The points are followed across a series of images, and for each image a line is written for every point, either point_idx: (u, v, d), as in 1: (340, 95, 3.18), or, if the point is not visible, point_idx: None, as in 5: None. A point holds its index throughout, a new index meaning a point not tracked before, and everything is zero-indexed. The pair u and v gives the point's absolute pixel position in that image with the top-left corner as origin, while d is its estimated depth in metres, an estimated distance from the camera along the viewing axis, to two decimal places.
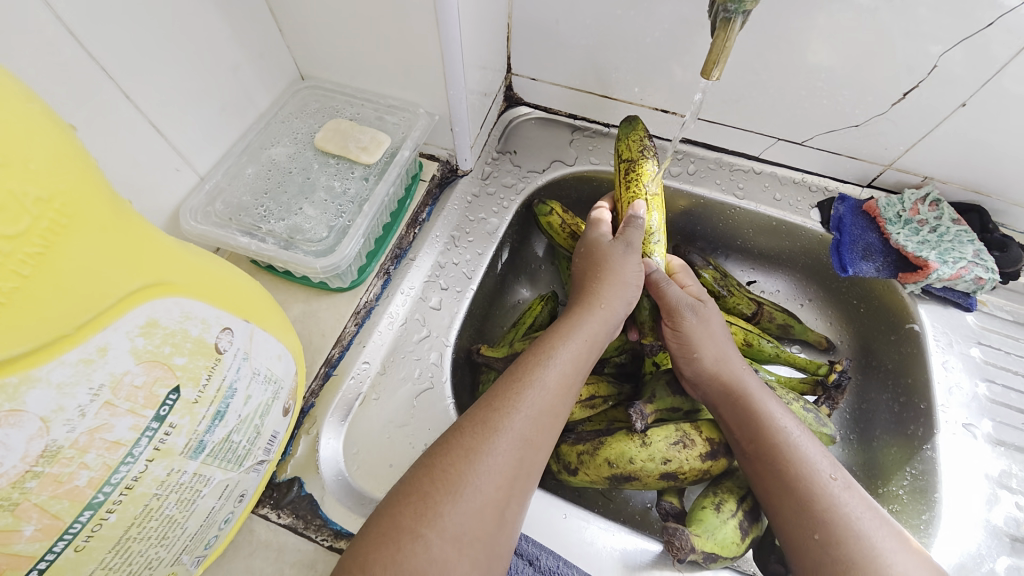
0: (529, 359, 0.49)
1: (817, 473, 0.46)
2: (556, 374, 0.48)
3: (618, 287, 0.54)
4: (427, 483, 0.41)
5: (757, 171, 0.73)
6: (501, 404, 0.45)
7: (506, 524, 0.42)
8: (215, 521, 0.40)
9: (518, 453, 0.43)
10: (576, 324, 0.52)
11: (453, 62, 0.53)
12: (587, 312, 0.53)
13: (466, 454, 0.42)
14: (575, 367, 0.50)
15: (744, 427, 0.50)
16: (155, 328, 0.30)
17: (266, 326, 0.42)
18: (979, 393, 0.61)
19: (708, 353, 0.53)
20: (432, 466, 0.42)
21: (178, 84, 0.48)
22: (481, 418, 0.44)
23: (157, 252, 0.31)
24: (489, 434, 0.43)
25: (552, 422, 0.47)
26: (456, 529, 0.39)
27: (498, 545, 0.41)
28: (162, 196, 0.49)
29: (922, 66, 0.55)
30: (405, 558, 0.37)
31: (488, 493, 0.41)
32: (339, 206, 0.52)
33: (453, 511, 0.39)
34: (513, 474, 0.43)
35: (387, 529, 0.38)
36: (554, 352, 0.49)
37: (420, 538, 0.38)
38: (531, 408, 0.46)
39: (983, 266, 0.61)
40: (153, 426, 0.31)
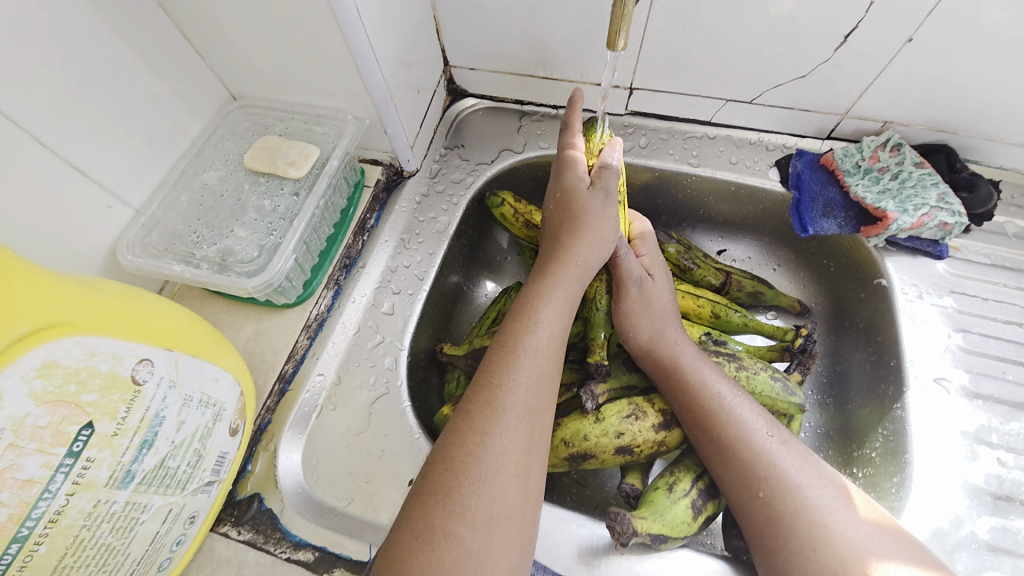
0: (518, 330, 0.48)
1: (753, 435, 0.47)
2: (546, 339, 0.48)
3: (595, 242, 0.53)
4: (450, 478, 0.40)
5: (712, 137, 0.71)
6: (501, 379, 0.45)
7: (531, 498, 0.42)
8: (164, 544, 0.42)
9: (526, 426, 0.43)
10: (558, 283, 0.51)
11: (368, 64, 0.53)
12: (566, 269, 0.52)
13: (477, 438, 0.42)
14: (563, 328, 0.50)
15: (681, 402, 0.50)
16: (54, 368, 0.32)
17: (199, 353, 0.43)
18: (953, 343, 0.58)
19: (643, 331, 0.54)
20: (446, 457, 0.41)
21: (96, 123, 0.49)
22: (484, 397, 0.44)
23: (51, 296, 0.33)
24: (496, 413, 0.43)
25: (551, 385, 0.47)
26: (488, 516, 0.39)
27: (529, 519, 0.42)
28: (95, 234, 0.51)
29: (857, 6, 0.52)
30: (442, 556, 0.37)
31: (511, 473, 0.41)
32: (270, 223, 0.54)
33: (479, 500, 0.39)
34: (529, 447, 0.43)
35: (419, 530, 0.38)
36: (543, 317, 0.49)
37: (452, 534, 0.38)
38: (530, 378, 0.45)
39: (949, 210, 0.59)
40: (68, 461, 0.33)
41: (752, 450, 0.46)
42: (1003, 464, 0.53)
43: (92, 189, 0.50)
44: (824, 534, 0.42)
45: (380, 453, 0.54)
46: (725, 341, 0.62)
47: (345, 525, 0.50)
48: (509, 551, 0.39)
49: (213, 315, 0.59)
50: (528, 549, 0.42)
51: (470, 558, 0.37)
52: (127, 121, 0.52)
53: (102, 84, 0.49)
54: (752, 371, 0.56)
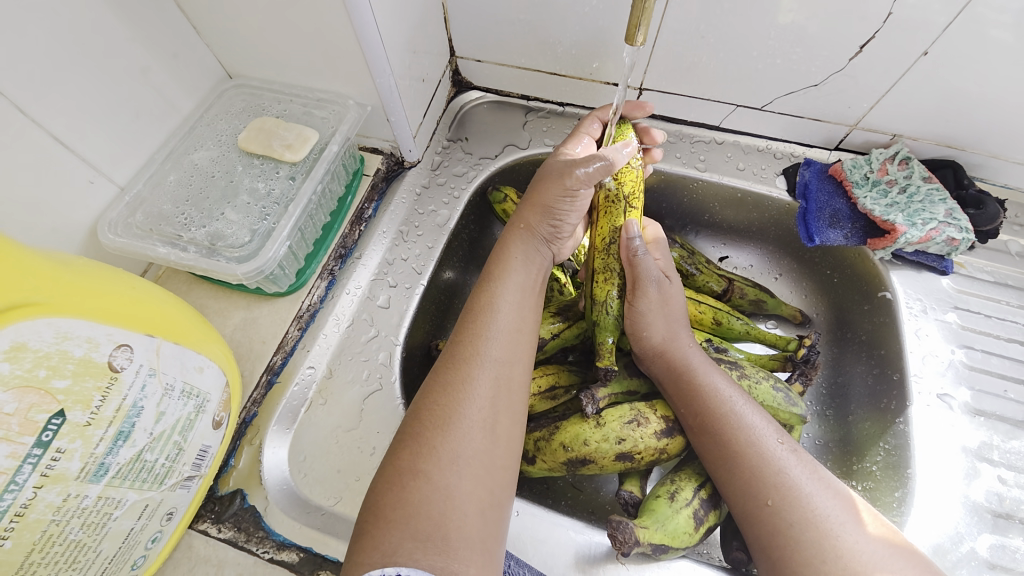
0: (479, 291, 0.49)
1: (763, 442, 0.46)
2: (507, 296, 0.48)
3: (535, 203, 0.54)
4: (417, 425, 0.40)
5: (719, 142, 0.70)
6: (462, 336, 0.45)
7: (502, 444, 0.41)
8: (139, 540, 0.40)
9: (492, 375, 0.43)
10: (512, 248, 0.52)
11: (373, 48, 0.51)
12: (515, 235, 0.53)
13: (441, 389, 0.42)
14: (525, 288, 0.49)
15: (688, 403, 0.50)
16: (23, 351, 0.30)
17: (182, 340, 0.40)
18: (956, 359, 0.58)
19: (657, 332, 0.52)
20: (417, 408, 0.41)
21: (80, 93, 0.46)
22: (448, 354, 0.44)
23: (22, 273, 0.31)
24: (460, 365, 0.43)
25: (521, 339, 0.46)
26: (453, 456, 0.38)
27: (502, 464, 0.40)
28: (75, 211, 0.48)
29: (876, 15, 0.51)
30: (410, 494, 0.36)
31: (475, 418, 0.40)
32: (263, 208, 0.52)
33: (444, 441, 0.39)
34: (495, 396, 0.42)
35: (391, 473, 0.38)
36: (502, 278, 0.49)
37: (420, 474, 0.37)
38: (494, 330, 0.45)
39: (956, 226, 0.58)
40: (36, 452, 0.31)
41: (761, 456, 0.46)
42: (1004, 482, 0.53)
43: (74, 163, 0.47)
44: (834, 545, 0.40)
45: (371, 451, 0.52)
46: (727, 349, 0.61)
47: (332, 525, 0.48)
48: (480, 493, 0.38)
49: (199, 301, 0.56)
50: (506, 495, 0.40)
51: (437, 497, 0.36)
52: (114, 93, 0.49)
53: (89, 53, 0.46)
54: (755, 380, 0.55)
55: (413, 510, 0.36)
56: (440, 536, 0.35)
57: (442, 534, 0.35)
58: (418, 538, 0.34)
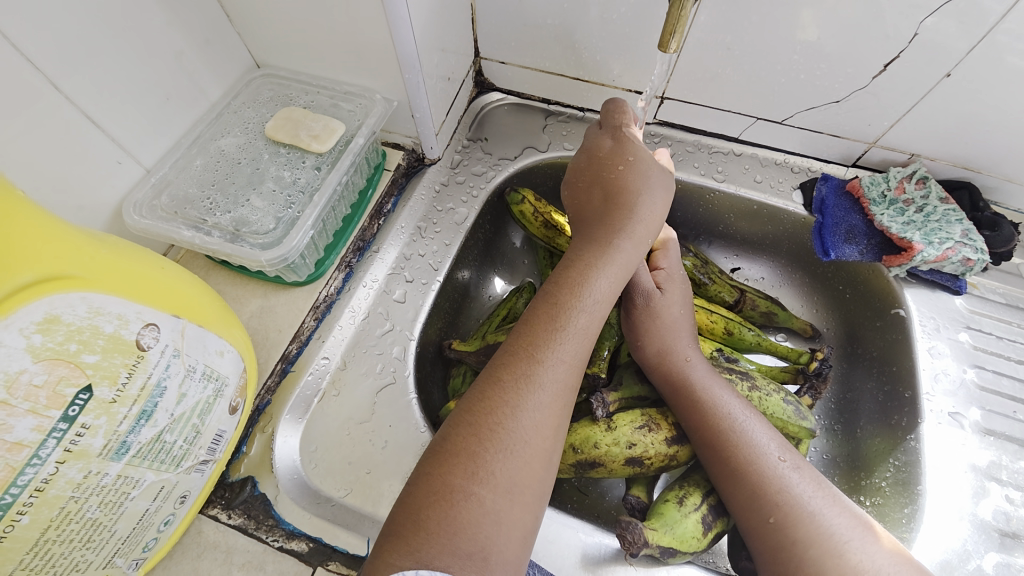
0: (565, 298, 0.45)
1: (764, 458, 0.46)
2: (592, 311, 0.45)
3: (645, 201, 0.51)
4: (474, 440, 0.38)
5: (738, 153, 0.70)
6: (541, 352, 0.42)
7: (551, 468, 0.41)
8: (152, 523, 0.40)
9: (557, 399, 0.42)
10: (629, 247, 0.48)
11: (404, 43, 0.51)
12: (633, 232, 0.49)
13: (512, 408, 0.40)
14: (610, 301, 0.47)
15: (688, 417, 0.50)
16: (56, 324, 0.30)
17: (205, 323, 0.40)
18: (967, 379, 0.58)
19: (654, 344, 0.53)
20: (477, 422, 0.39)
21: (114, 73, 0.46)
22: (518, 367, 0.42)
23: (57, 245, 0.31)
24: (531, 385, 0.41)
25: (588, 358, 0.45)
26: (509, 482, 0.38)
27: (545, 488, 0.41)
28: (101, 190, 0.48)
29: (902, 35, 0.51)
30: (459, 515, 0.36)
31: (536, 444, 0.40)
32: (288, 196, 0.52)
33: (502, 466, 0.38)
34: (558, 421, 0.41)
35: (438, 486, 0.37)
36: (593, 288, 0.46)
37: (473, 495, 0.37)
38: (568, 349, 0.43)
39: (972, 246, 0.59)
40: (61, 426, 0.31)
41: (762, 473, 0.46)
42: (1011, 502, 0.53)
43: (104, 142, 0.47)
44: (838, 564, 0.41)
45: (382, 444, 0.52)
46: (738, 359, 0.61)
47: (342, 516, 0.48)
48: (523, 516, 0.38)
49: (217, 287, 0.57)
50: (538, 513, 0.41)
51: (485, 521, 0.36)
52: (145, 75, 0.49)
53: (122, 34, 0.46)
54: (765, 392, 0.55)
55: (461, 530, 0.35)
56: (482, 559, 0.35)
57: (484, 557, 0.35)
58: (461, 558, 0.34)
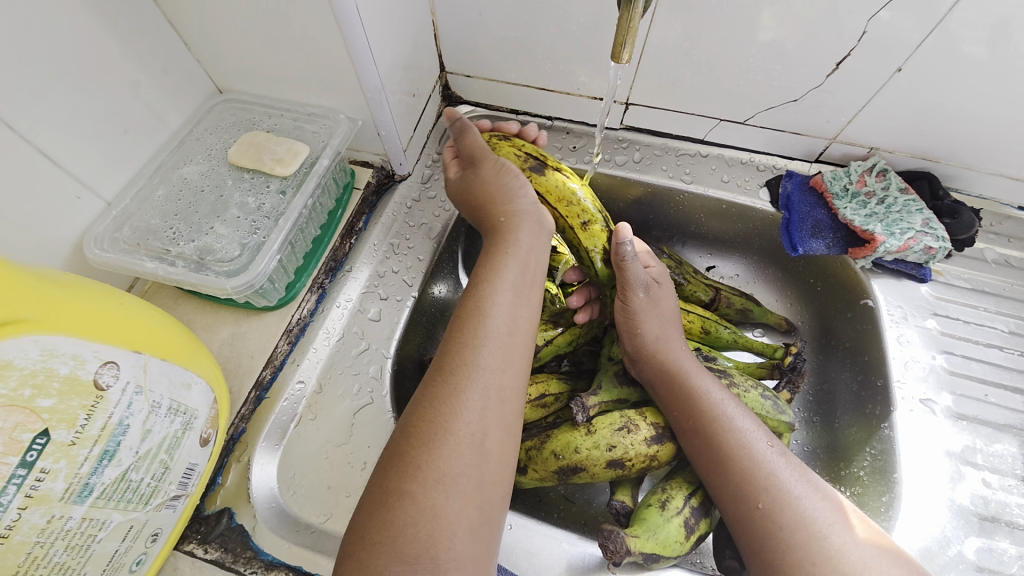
0: (476, 293, 0.46)
1: (752, 445, 0.47)
2: (503, 299, 0.46)
3: (508, 200, 0.52)
4: (405, 440, 0.39)
5: (704, 154, 0.71)
6: (453, 345, 0.43)
7: (491, 457, 0.39)
8: (123, 564, 0.39)
9: (481, 386, 0.41)
10: (506, 247, 0.50)
11: (364, 63, 0.52)
12: (501, 233, 0.51)
13: (430, 402, 0.40)
14: (518, 287, 0.47)
15: (680, 406, 0.50)
16: (8, 370, 0.30)
17: (169, 356, 0.40)
18: (937, 365, 0.60)
19: (649, 333, 0.53)
20: (404, 422, 0.40)
21: (69, 107, 0.46)
22: (439, 363, 0.42)
23: (6, 290, 0.31)
24: (447, 376, 0.41)
25: (514, 342, 0.44)
26: (438, 474, 0.37)
27: (489, 478, 0.39)
28: (60, 226, 0.47)
29: (852, 33, 0.53)
30: (396, 516, 0.35)
31: (462, 432, 0.39)
32: (253, 222, 0.52)
33: (430, 459, 0.37)
34: (484, 407, 0.40)
35: (379, 493, 0.37)
36: (496, 282, 0.47)
37: (405, 493, 0.36)
38: (486, 336, 0.43)
39: (933, 235, 0.60)
40: (20, 473, 0.30)
41: (751, 458, 0.46)
42: (987, 485, 0.54)
43: (61, 177, 0.47)
44: (823, 548, 0.41)
45: (362, 466, 0.51)
46: (715, 358, 0.61)
47: (323, 542, 0.47)
48: (468, 510, 0.37)
49: (186, 316, 0.56)
50: (497, 510, 0.39)
51: (421, 518, 0.35)
52: (103, 107, 0.49)
53: (76, 69, 0.46)
54: (744, 389, 0.55)
55: (400, 531, 0.35)
56: (429, 560, 0.34)
57: (430, 556, 0.34)
58: (405, 560, 0.34)
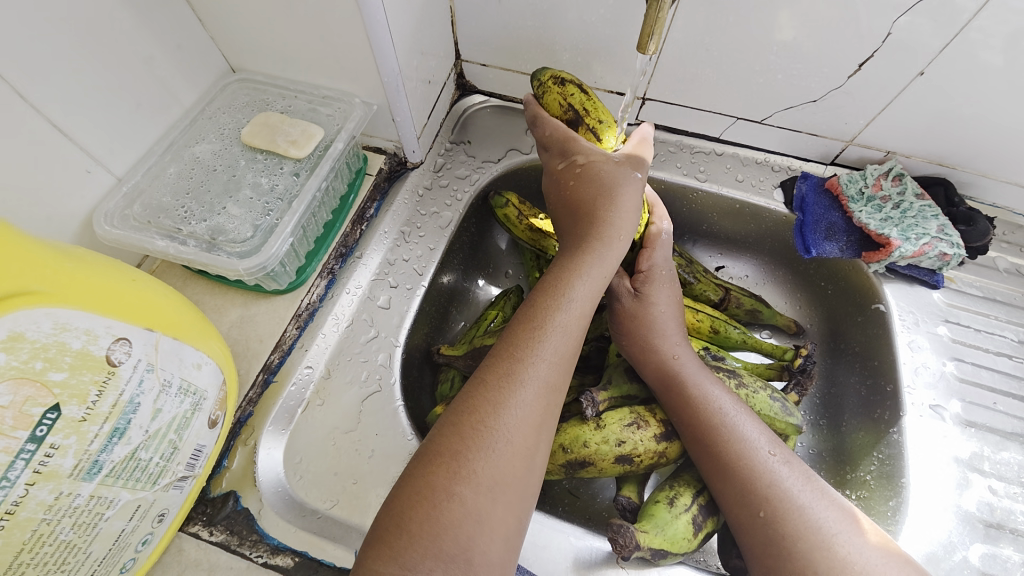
0: (545, 300, 0.45)
1: (750, 454, 0.46)
2: (574, 313, 0.45)
3: (633, 217, 0.50)
4: (458, 440, 0.38)
5: (719, 153, 0.70)
6: (523, 353, 0.42)
7: (535, 469, 0.40)
8: (129, 543, 0.38)
9: (542, 399, 0.41)
10: (608, 261, 0.48)
11: (382, 47, 0.51)
12: (609, 245, 0.49)
13: (491, 406, 0.39)
14: (594, 303, 0.47)
15: (677, 415, 0.50)
16: (20, 342, 0.29)
17: (180, 335, 0.39)
18: (947, 371, 0.60)
19: (636, 345, 0.53)
20: (457, 419, 0.39)
21: (82, 80, 0.45)
22: (501, 367, 0.41)
23: (20, 260, 0.30)
24: (513, 384, 0.40)
25: (573, 359, 0.44)
26: (490, 481, 0.37)
27: (530, 488, 0.40)
28: (70, 200, 0.47)
29: (876, 35, 0.52)
30: (440, 514, 0.35)
31: (518, 443, 0.39)
32: (266, 204, 0.51)
33: (484, 464, 0.37)
34: (541, 422, 0.40)
35: (420, 487, 0.36)
36: (574, 291, 0.46)
37: (454, 494, 0.36)
38: (552, 349, 0.43)
39: (948, 241, 0.60)
40: (29, 447, 0.30)
41: (752, 467, 0.46)
42: (994, 492, 0.54)
43: (72, 151, 0.46)
44: (826, 558, 0.41)
45: (369, 453, 0.51)
46: (724, 358, 0.61)
47: (329, 529, 0.47)
48: (506, 517, 0.37)
49: (195, 297, 0.55)
50: (525, 516, 0.40)
51: (467, 521, 0.35)
52: (115, 82, 0.48)
53: (90, 41, 0.45)
54: (753, 389, 0.55)
55: (442, 531, 0.35)
56: (463, 560, 0.34)
57: (466, 557, 0.34)
58: (440, 557, 0.34)
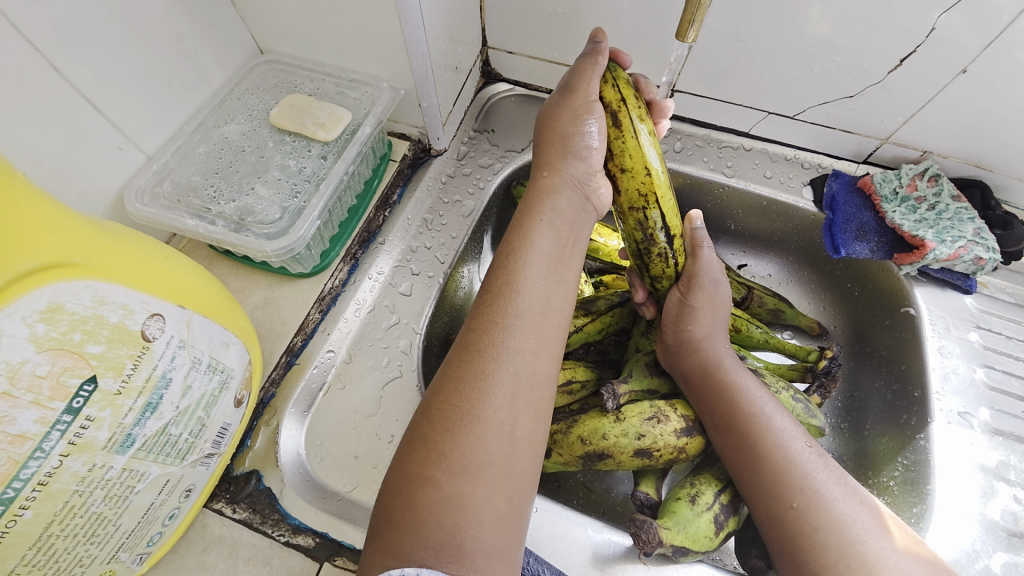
0: (504, 266, 0.44)
1: (789, 445, 0.46)
2: (533, 276, 0.44)
3: (565, 150, 0.48)
4: (429, 427, 0.38)
5: (747, 148, 0.69)
6: (478, 325, 0.42)
7: (519, 443, 0.38)
8: (157, 517, 0.39)
9: (510, 367, 0.40)
10: (540, 206, 0.47)
11: (412, 32, 0.50)
12: (540, 189, 0.48)
13: (456, 385, 0.39)
14: (553, 257, 0.45)
15: (717, 401, 0.49)
16: (60, 313, 0.29)
17: (211, 314, 0.39)
18: (977, 379, 0.58)
19: (701, 326, 0.52)
20: (429, 407, 0.39)
21: (115, 57, 0.45)
22: (464, 342, 0.41)
23: (59, 230, 0.30)
24: (472, 357, 0.40)
25: (541, 323, 0.43)
26: (464, 462, 0.36)
27: (521, 466, 0.38)
28: (102, 176, 0.47)
29: (920, 30, 0.50)
30: (421, 502, 0.35)
31: (488, 417, 0.38)
32: (294, 185, 0.51)
33: (455, 446, 0.36)
34: (513, 391, 0.39)
35: (401, 479, 0.36)
36: (529, 253, 0.45)
37: (430, 480, 0.35)
38: (513, 316, 0.42)
39: (984, 245, 0.59)
40: (66, 419, 0.30)
41: (788, 458, 0.45)
42: (1020, 502, 0.53)
43: (104, 127, 0.46)
44: (860, 551, 0.41)
45: (389, 439, 0.51)
46: (745, 356, 0.60)
47: (349, 511, 0.47)
48: (496, 499, 0.36)
49: (220, 278, 0.56)
50: (525, 499, 0.38)
51: (448, 505, 0.34)
52: (147, 59, 0.48)
53: (123, 18, 0.45)
54: (775, 390, 0.54)
55: (423, 517, 0.34)
56: (454, 546, 0.33)
57: (455, 543, 0.33)
58: (430, 546, 0.33)
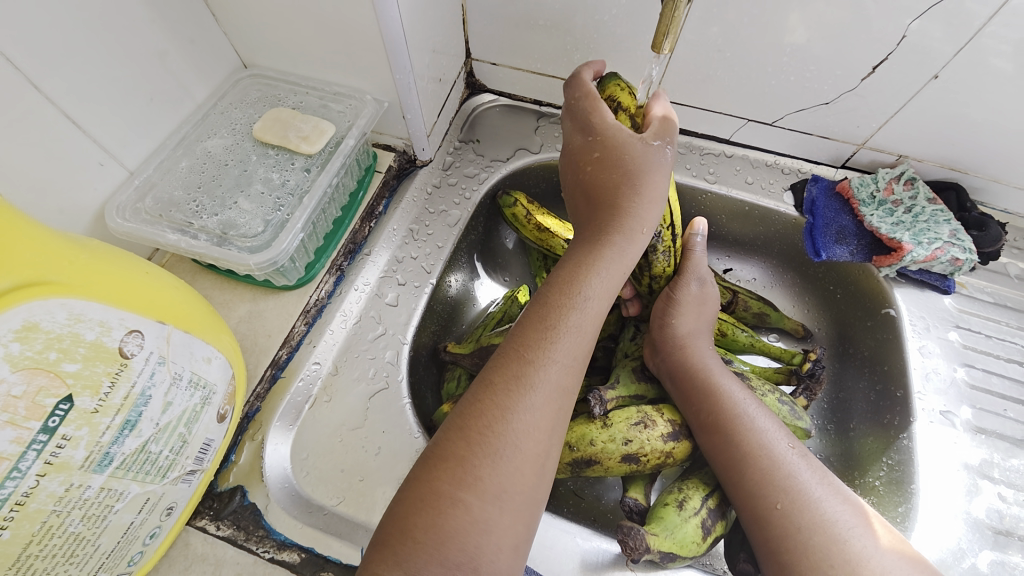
0: (559, 302, 0.44)
1: (772, 445, 0.47)
2: (585, 315, 0.44)
3: (653, 204, 0.48)
4: (464, 446, 0.38)
5: (729, 155, 0.70)
6: (534, 355, 0.42)
7: (545, 477, 0.40)
8: (138, 536, 0.38)
9: (553, 405, 0.41)
10: (623, 254, 0.47)
11: (396, 44, 0.51)
12: (634, 242, 0.47)
13: (499, 410, 0.39)
14: (607, 303, 0.46)
15: (704, 402, 0.50)
16: (35, 332, 0.29)
17: (192, 329, 0.39)
18: (957, 377, 0.59)
19: (685, 322, 0.54)
20: (463, 424, 0.39)
21: (96, 73, 0.45)
22: (510, 369, 0.41)
23: (35, 249, 0.30)
24: (523, 389, 0.40)
25: (584, 363, 0.44)
26: (498, 489, 0.37)
27: (539, 496, 0.39)
28: (83, 192, 0.47)
29: (891, 38, 0.52)
30: (446, 522, 0.35)
31: (529, 450, 0.38)
32: (277, 199, 0.51)
33: (493, 472, 0.37)
34: (552, 427, 0.40)
35: (425, 493, 0.36)
36: (584, 290, 0.45)
37: (459, 502, 0.36)
38: (564, 353, 0.42)
39: (960, 246, 0.60)
40: (41, 438, 0.30)
41: (771, 458, 0.46)
42: (1004, 499, 0.54)
43: (85, 144, 0.46)
44: (843, 551, 0.41)
45: (376, 451, 0.51)
46: (732, 360, 0.61)
47: (335, 525, 0.47)
48: (516, 526, 0.37)
49: (204, 292, 0.55)
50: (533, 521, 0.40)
51: (473, 529, 0.35)
52: (129, 75, 0.48)
53: (105, 35, 0.45)
54: (761, 392, 0.54)
55: (446, 538, 0.34)
56: (471, 568, 0.34)
57: (472, 565, 0.34)
58: (446, 565, 0.34)
